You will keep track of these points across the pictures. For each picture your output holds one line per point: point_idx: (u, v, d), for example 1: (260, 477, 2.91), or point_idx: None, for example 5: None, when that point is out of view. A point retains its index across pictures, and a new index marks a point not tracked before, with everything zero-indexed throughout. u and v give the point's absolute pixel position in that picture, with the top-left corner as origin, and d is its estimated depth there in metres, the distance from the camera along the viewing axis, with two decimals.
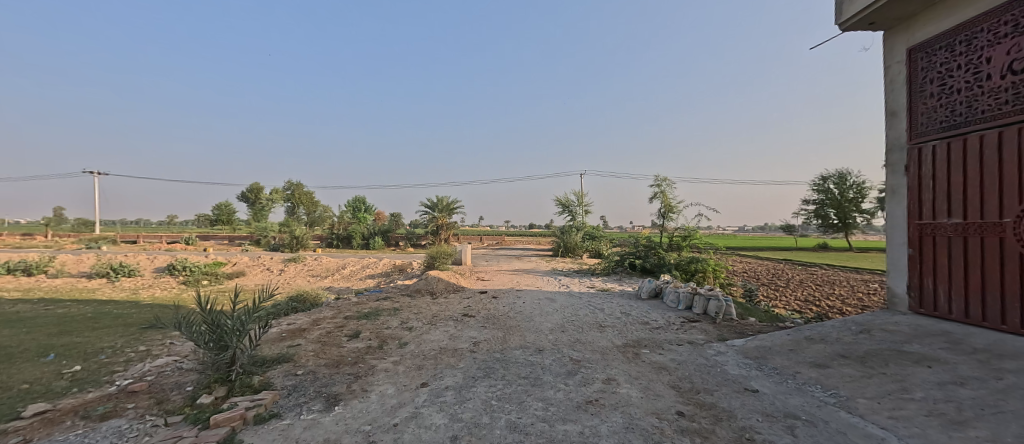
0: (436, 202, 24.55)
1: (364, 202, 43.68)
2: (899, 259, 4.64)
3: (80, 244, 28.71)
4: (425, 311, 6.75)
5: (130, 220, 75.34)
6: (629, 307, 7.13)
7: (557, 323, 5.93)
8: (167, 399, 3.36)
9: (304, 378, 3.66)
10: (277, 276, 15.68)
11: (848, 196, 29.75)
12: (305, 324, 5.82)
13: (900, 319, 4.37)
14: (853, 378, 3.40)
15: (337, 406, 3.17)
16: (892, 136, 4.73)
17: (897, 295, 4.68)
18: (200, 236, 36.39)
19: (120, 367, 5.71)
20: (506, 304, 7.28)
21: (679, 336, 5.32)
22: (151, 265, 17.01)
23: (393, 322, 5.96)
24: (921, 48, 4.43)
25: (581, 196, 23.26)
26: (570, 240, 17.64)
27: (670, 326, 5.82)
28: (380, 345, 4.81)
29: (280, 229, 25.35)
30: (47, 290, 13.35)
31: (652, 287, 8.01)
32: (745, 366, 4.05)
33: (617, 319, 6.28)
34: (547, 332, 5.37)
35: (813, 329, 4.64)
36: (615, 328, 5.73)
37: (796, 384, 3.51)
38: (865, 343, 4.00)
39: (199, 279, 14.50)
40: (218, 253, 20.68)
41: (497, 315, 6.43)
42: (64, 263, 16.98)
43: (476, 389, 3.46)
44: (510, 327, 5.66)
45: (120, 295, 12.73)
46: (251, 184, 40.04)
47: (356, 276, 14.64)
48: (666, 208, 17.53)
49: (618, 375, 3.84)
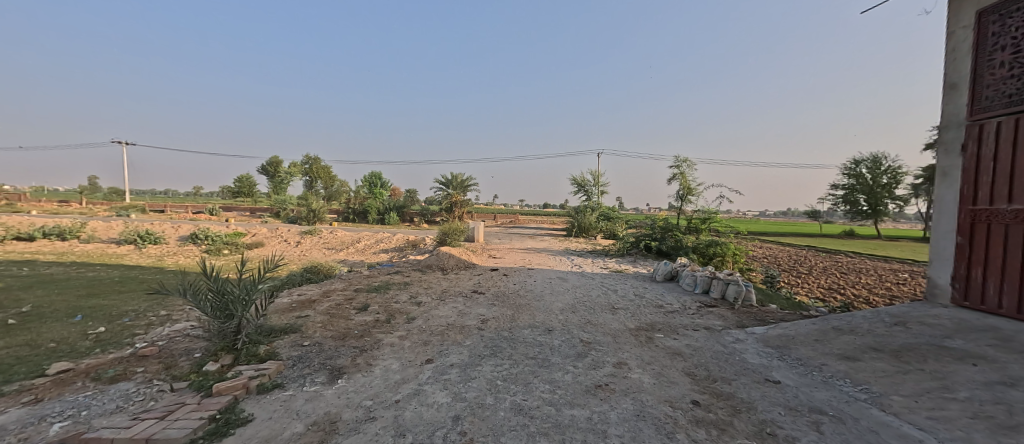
0: (451, 179, 24.58)
1: (381, 178, 44.07)
2: (944, 248, 4.26)
3: (109, 212, 29.77)
4: (435, 287, 6.72)
5: (160, 191, 78.37)
6: (642, 290, 6.93)
7: (568, 303, 5.80)
8: (175, 363, 3.34)
9: (310, 350, 3.61)
10: (295, 248, 16.00)
11: (881, 182, 28.35)
12: (316, 295, 5.85)
13: (940, 313, 4.05)
14: (887, 374, 3.16)
15: (340, 379, 3.12)
16: (950, 112, 4.27)
17: (938, 287, 4.33)
18: (223, 206, 37.53)
19: (141, 331, 5.91)
20: (517, 282, 7.20)
21: (695, 320, 5.12)
22: (175, 233, 17.56)
23: (402, 296, 5.94)
24: (995, 10, 3.90)
25: (598, 175, 22.86)
26: (584, 220, 17.40)
27: (685, 310, 5.62)
28: (388, 319, 4.78)
29: (298, 201, 25.87)
30: (79, 254, 13.95)
31: (668, 269, 7.76)
32: (766, 355, 3.83)
33: (630, 301, 6.10)
34: (557, 312, 5.24)
35: (841, 319, 4.36)
36: (628, 310, 5.56)
37: (822, 377, 3.28)
38: (900, 336, 3.73)
39: (221, 248, 14.93)
40: (238, 224, 21.21)
41: (507, 292, 6.33)
42: (95, 229, 17.65)
43: (482, 368, 3.36)
44: (520, 305, 5.55)
45: (146, 261, 13.21)
46: (271, 156, 40.68)
47: (370, 250, 14.81)
48: (687, 191, 17.23)
49: (629, 359, 3.69)
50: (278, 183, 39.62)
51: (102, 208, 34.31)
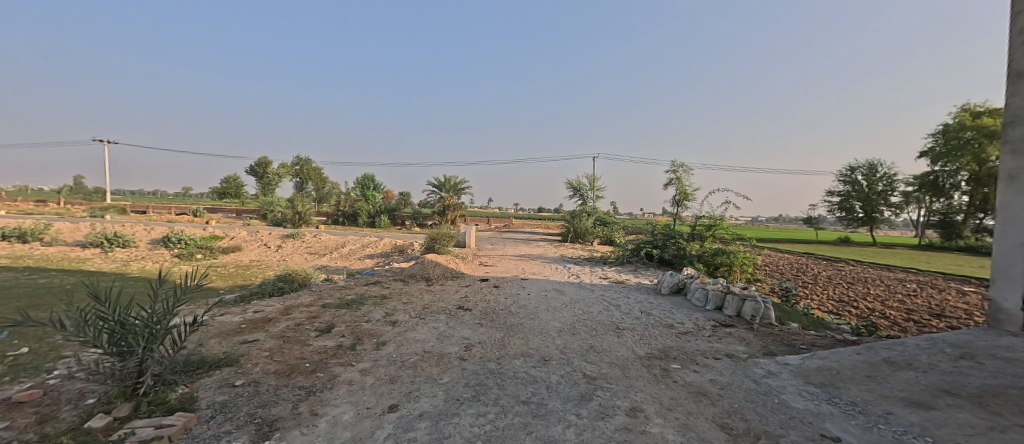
0: (443, 182, 23.94)
1: (373, 180, 43.13)
2: (1014, 265, 3.62)
3: (85, 213, 28.38)
4: (416, 301, 5.93)
5: (148, 191, 76.63)
6: (647, 305, 6.21)
7: (566, 322, 5.07)
8: (53, 416, 2.53)
9: (240, 394, 2.83)
10: (274, 253, 15.08)
11: (876, 189, 28.12)
12: (275, 312, 5.04)
13: (1013, 344, 3.39)
14: (978, 431, 2.46)
15: (267, 440, 2.34)
16: (1018, 105, 3.66)
17: (1004, 311, 3.69)
18: (207, 208, 36.38)
19: (67, 353, 5.03)
20: (509, 295, 6.44)
21: (715, 346, 4.40)
22: (147, 236, 16.50)
23: (376, 314, 5.16)
24: None
25: (593, 179, 22.29)
26: (580, 226, 16.71)
27: (700, 332, 4.91)
28: (352, 345, 3.99)
29: (285, 203, 24.96)
30: (37, 258, 12.89)
31: (674, 282, 7.07)
32: (811, 398, 3.11)
33: (637, 320, 5.38)
34: (554, 335, 4.49)
35: (891, 349, 3.68)
36: (635, 332, 4.83)
37: (893, 433, 2.58)
38: (973, 375, 3.05)
39: (194, 252, 13.98)
40: (217, 227, 20.08)
41: (496, 309, 5.57)
42: (60, 231, 16.52)
43: (459, 420, 2.60)
44: (511, 325, 4.80)
45: (110, 267, 12.23)
46: (259, 157, 39.62)
47: (355, 256, 13.94)
48: (685, 196, 16.67)
49: (646, 404, 2.95)
50: (267, 185, 38.64)
51: (81, 209, 33.03)
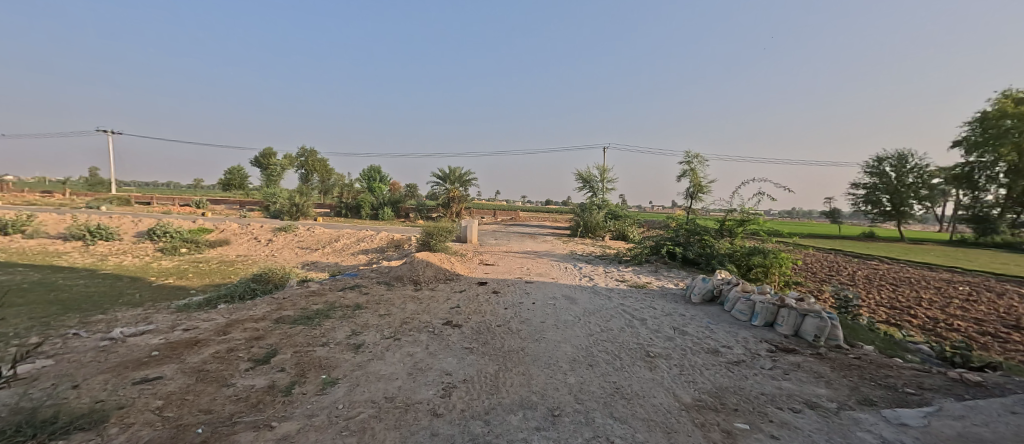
0: (447, 173, 22.80)
1: (379, 171, 42.25)
2: None
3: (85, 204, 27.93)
4: (394, 313, 4.85)
5: (161, 184, 77.17)
6: (679, 319, 5.06)
7: (580, 346, 3.93)
8: None
9: None
10: (264, 247, 14.17)
11: (905, 181, 26.27)
12: (211, 330, 3.98)
13: None
14: None
15: None
16: None
17: None
18: (212, 199, 35.81)
19: None
20: (509, 304, 5.33)
21: (784, 387, 3.24)
22: (133, 229, 15.71)
23: (338, 333, 4.07)
24: None
25: (604, 170, 21.01)
26: (591, 219, 15.48)
27: (757, 362, 3.75)
28: (288, 387, 2.89)
29: (285, 194, 24.06)
30: (11, 252, 12.11)
31: (708, 288, 5.88)
32: None
33: (670, 342, 4.22)
34: (566, 369, 3.36)
35: None
36: (671, 362, 3.68)
37: None
38: None
39: (178, 246, 13.07)
40: (212, 219, 19.17)
41: (493, 325, 4.47)
42: (45, 222, 15.77)
43: None
44: (510, 352, 3.68)
45: (85, 262, 11.39)
46: (264, 148, 38.93)
47: (349, 251, 12.96)
48: (700, 188, 15.35)
49: None
50: (270, 176, 37.87)
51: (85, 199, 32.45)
